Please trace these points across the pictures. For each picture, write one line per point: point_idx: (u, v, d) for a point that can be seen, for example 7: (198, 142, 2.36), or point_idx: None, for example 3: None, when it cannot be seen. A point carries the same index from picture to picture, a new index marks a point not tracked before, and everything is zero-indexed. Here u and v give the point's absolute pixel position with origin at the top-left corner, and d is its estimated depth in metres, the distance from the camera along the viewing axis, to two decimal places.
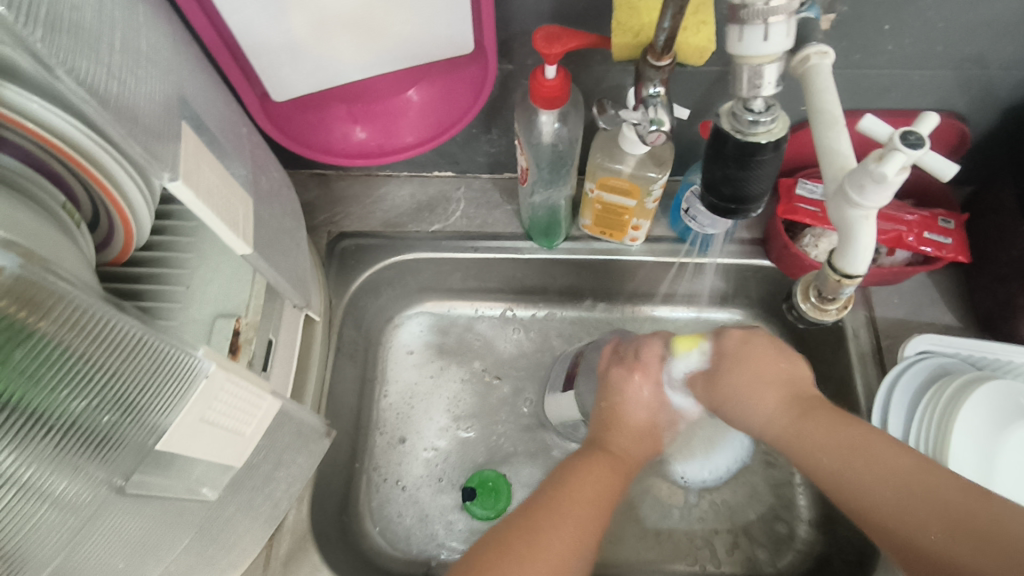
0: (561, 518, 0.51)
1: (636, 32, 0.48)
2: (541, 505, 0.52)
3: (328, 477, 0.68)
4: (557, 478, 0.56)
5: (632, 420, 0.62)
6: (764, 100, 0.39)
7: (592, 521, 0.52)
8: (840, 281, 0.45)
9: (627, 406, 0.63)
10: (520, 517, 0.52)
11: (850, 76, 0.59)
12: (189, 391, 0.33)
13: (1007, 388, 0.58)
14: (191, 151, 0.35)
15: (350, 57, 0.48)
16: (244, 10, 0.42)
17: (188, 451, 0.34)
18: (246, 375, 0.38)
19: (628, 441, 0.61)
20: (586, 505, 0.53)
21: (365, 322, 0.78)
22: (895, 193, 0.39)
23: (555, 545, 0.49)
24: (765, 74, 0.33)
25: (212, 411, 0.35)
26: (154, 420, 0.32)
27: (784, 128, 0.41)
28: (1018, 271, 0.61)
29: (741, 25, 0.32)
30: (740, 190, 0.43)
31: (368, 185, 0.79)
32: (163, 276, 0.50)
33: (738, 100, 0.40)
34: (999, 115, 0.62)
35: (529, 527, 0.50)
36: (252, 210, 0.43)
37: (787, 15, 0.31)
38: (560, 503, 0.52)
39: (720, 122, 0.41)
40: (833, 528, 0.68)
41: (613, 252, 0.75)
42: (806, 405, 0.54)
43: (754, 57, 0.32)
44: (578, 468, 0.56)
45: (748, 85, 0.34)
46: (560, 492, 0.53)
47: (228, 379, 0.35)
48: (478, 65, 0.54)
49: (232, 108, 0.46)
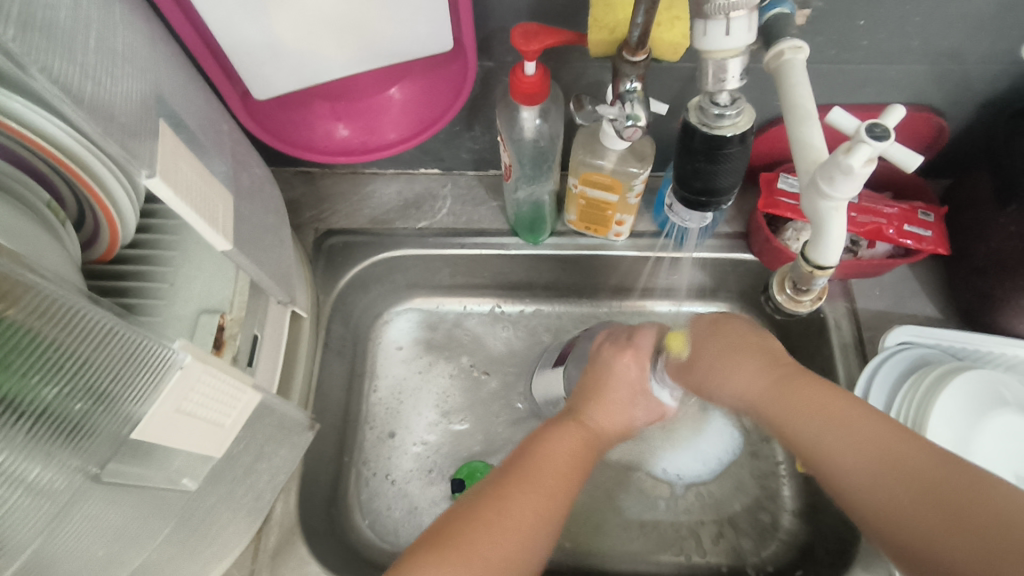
0: (527, 486, 0.52)
1: (611, 28, 0.48)
2: (514, 475, 0.53)
3: (316, 471, 0.69)
4: (529, 447, 0.56)
5: (613, 400, 0.61)
6: (729, 94, 0.40)
7: (559, 490, 0.53)
8: (813, 273, 0.46)
9: (611, 384, 0.61)
10: (481, 494, 0.52)
11: (827, 71, 0.60)
12: (163, 380, 0.33)
13: (986, 376, 0.60)
14: (168, 148, 0.36)
15: (330, 56, 0.49)
16: (223, 9, 0.43)
17: (165, 442, 0.35)
18: (225, 369, 0.38)
19: (605, 415, 0.60)
20: (556, 475, 0.54)
21: (353, 319, 0.79)
22: (864, 184, 0.39)
23: (516, 515, 0.50)
24: (729, 68, 0.34)
25: (189, 403, 0.35)
26: (128, 409, 0.32)
27: (749, 120, 0.42)
28: (995, 263, 0.62)
29: (705, 19, 0.32)
30: (710, 183, 0.45)
31: (354, 182, 0.79)
32: (147, 274, 0.51)
33: (705, 94, 0.40)
34: (976, 108, 0.63)
35: (498, 497, 0.51)
36: (232, 206, 0.43)
37: (748, 10, 0.31)
38: (529, 472, 0.53)
39: (688, 117, 0.42)
40: (816, 518, 0.68)
41: (599, 247, 0.75)
42: (789, 382, 0.53)
43: (717, 51, 0.33)
44: (552, 436, 0.57)
45: (713, 80, 0.35)
46: (531, 462, 0.54)
47: (206, 371, 0.35)
48: (458, 63, 0.55)
49: (213, 106, 0.46)
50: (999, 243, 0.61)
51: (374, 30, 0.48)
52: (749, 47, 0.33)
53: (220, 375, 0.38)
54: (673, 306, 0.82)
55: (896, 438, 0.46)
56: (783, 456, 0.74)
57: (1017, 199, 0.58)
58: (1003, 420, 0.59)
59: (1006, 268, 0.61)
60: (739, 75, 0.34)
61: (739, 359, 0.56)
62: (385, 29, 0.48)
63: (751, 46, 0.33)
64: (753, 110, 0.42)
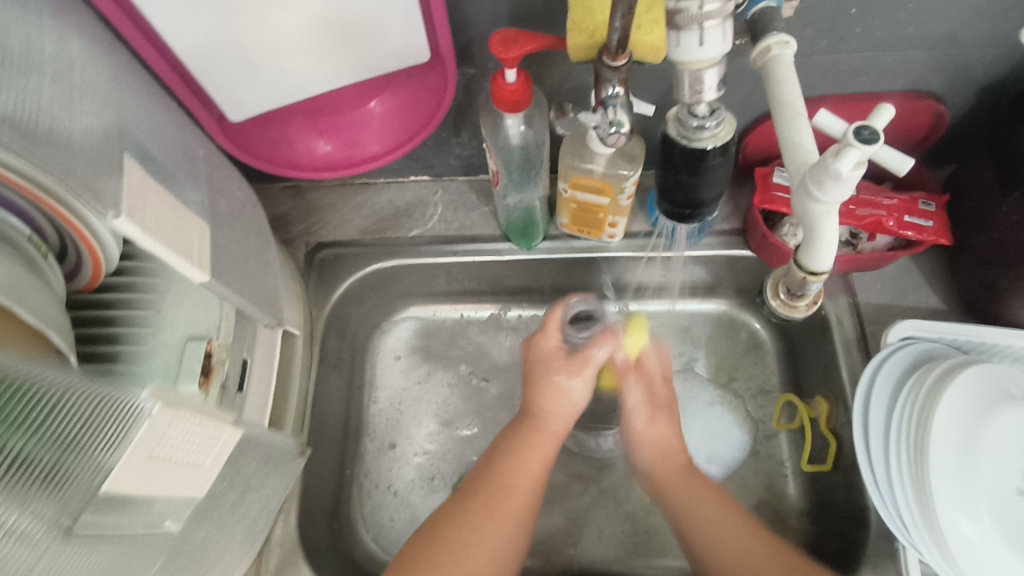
0: (494, 497, 0.56)
1: (591, 32, 0.45)
2: (467, 499, 0.57)
3: (315, 487, 0.69)
4: (484, 469, 0.59)
5: (542, 381, 0.60)
6: (707, 106, 0.38)
7: (520, 509, 0.57)
8: (806, 278, 0.44)
9: (541, 368, 0.61)
10: (452, 507, 0.57)
11: (818, 62, 0.58)
12: (129, 430, 0.32)
13: (992, 371, 0.58)
14: (135, 185, 0.35)
15: (306, 74, 0.48)
16: (190, 36, 0.42)
17: (143, 490, 0.34)
18: (200, 410, 0.37)
19: (546, 400, 0.60)
20: (529, 478, 0.58)
21: (349, 332, 0.78)
22: (855, 188, 0.38)
23: (481, 530, 0.54)
24: (705, 78, 0.32)
25: (163, 448, 0.34)
26: (99, 458, 0.32)
27: (729, 131, 0.40)
28: (999, 253, 0.60)
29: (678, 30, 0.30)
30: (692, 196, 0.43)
31: (344, 193, 0.78)
32: (133, 301, 0.52)
33: (682, 106, 0.38)
34: (976, 94, 0.61)
35: (454, 521, 0.55)
36: (209, 237, 0.42)
37: (722, 18, 0.30)
38: (496, 484, 0.57)
39: (667, 130, 0.40)
40: (824, 516, 0.68)
41: (593, 249, 0.74)
42: (683, 473, 0.63)
43: (692, 62, 0.31)
44: (512, 440, 0.60)
45: (689, 90, 0.33)
46: (488, 484, 0.57)
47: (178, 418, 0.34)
48: (436, 74, 0.53)
49: (187, 131, 0.46)
50: (1004, 233, 0.59)
51: (350, 46, 0.46)
52: (725, 55, 0.31)
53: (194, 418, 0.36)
54: (672, 306, 0.81)
55: (746, 536, 0.57)
56: (788, 454, 0.73)
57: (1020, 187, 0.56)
58: (1009, 415, 0.57)
59: (1011, 258, 0.59)
60: (715, 85, 0.33)
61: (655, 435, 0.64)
62: (359, 46, 0.47)
63: (726, 55, 0.32)
64: (733, 119, 0.41)
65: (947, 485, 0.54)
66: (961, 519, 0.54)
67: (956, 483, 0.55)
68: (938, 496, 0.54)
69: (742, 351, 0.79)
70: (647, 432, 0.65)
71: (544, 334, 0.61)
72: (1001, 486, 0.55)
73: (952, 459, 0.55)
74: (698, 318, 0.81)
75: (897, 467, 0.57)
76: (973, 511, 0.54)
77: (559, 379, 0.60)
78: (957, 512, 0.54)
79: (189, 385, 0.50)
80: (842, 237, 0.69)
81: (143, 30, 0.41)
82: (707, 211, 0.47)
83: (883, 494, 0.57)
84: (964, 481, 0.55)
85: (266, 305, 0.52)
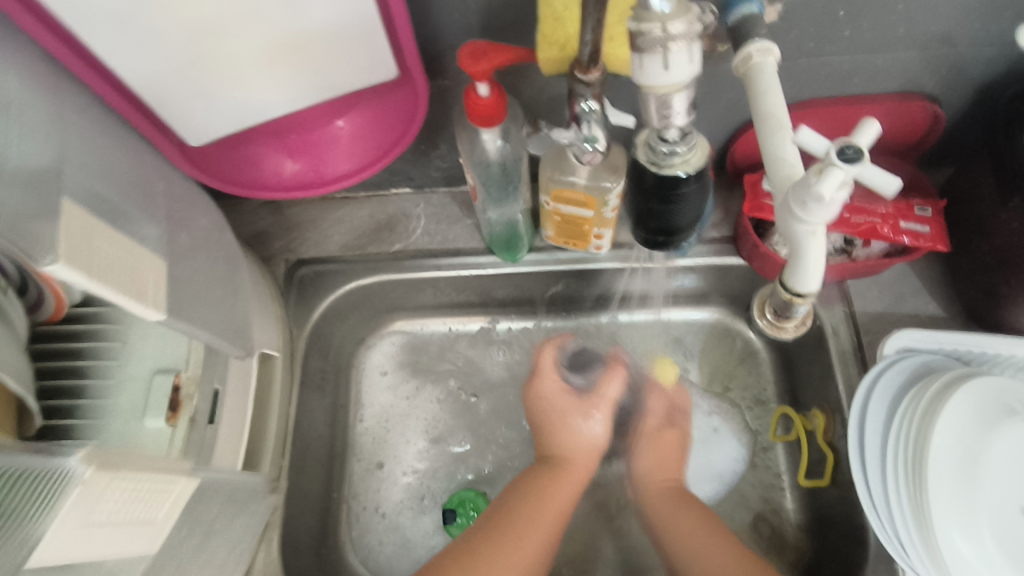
0: (526, 518, 0.58)
1: (561, 45, 0.44)
2: (489, 531, 0.57)
3: (300, 512, 0.67)
4: (506, 504, 0.60)
5: (557, 421, 0.66)
6: (677, 129, 0.35)
7: (541, 541, 0.58)
8: (793, 300, 0.43)
9: (556, 411, 0.66)
10: (466, 538, 0.57)
11: (807, 65, 0.55)
12: (55, 501, 0.29)
13: (994, 384, 0.56)
14: (78, 226, 0.33)
15: (268, 97, 0.46)
16: (139, 61, 0.40)
17: (86, 556, 0.31)
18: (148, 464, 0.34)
19: (566, 439, 0.65)
20: (554, 509, 0.60)
21: (332, 351, 0.76)
22: (841, 207, 0.36)
23: (515, 548, 0.56)
24: (673, 103, 0.31)
25: (102, 513, 0.30)
26: (24, 528, 0.28)
27: (704, 155, 0.37)
28: (1001, 260, 0.57)
29: (641, 53, 0.29)
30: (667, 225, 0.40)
31: (324, 209, 0.75)
32: (100, 332, 0.51)
33: (651, 130, 0.35)
34: (972, 94, 0.59)
35: (471, 551, 0.55)
36: (166, 273, 0.40)
37: (688, 40, 0.28)
38: (521, 516, 0.58)
39: (635, 154, 0.38)
40: (821, 531, 0.66)
41: (581, 261, 0.72)
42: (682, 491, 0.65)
43: (658, 86, 0.30)
44: (538, 480, 0.62)
45: (657, 114, 0.32)
46: (512, 516, 0.58)
47: (118, 480, 0.31)
48: (405, 90, 0.51)
49: (136, 163, 0.44)
50: (1005, 240, 0.56)
51: (312, 65, 0.44)
52: (692, 78, 0.29)
53: (142, 474, 0.33)
54: (661, 316, 0.79)
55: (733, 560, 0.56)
56: (785, 467, 0.71)
57: (1019, 193, 0.54)
58: (1011, 429, 0.55)
59: (1013, 266, 0.56)
60: (685, 110, 0.32)
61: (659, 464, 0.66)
62: (326, 63, 0.44)
63: (695, 79, 0.30)
64: (708, 143, 0.38)
65: (946, 505, 0.52)
66: (963, 540, 0.52)
67: (955, 501, 0.53)
68: (937, 516, 0.52)
69: (737, 360, 0.77)
70: (652, 448, 0.67)
71: (548, 373, 0.68)
72: (1003, 504, 0.53)
73: (951, 477, 0.53)
74: (689, 327, 0.78)
75: (894, 487, 0.54)
76: (974, 530, 0.52)
77: (579, 419, 0.66)
78: (958, 532, 0.52)
79: (156, 419, 0.49)
80: (837, 243, 0.67)
81: (100, 72, 0.40)
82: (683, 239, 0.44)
83: (881, 515, 0.55)
84: (964, 499, 0.53)
85: (234, 335, 0.50)
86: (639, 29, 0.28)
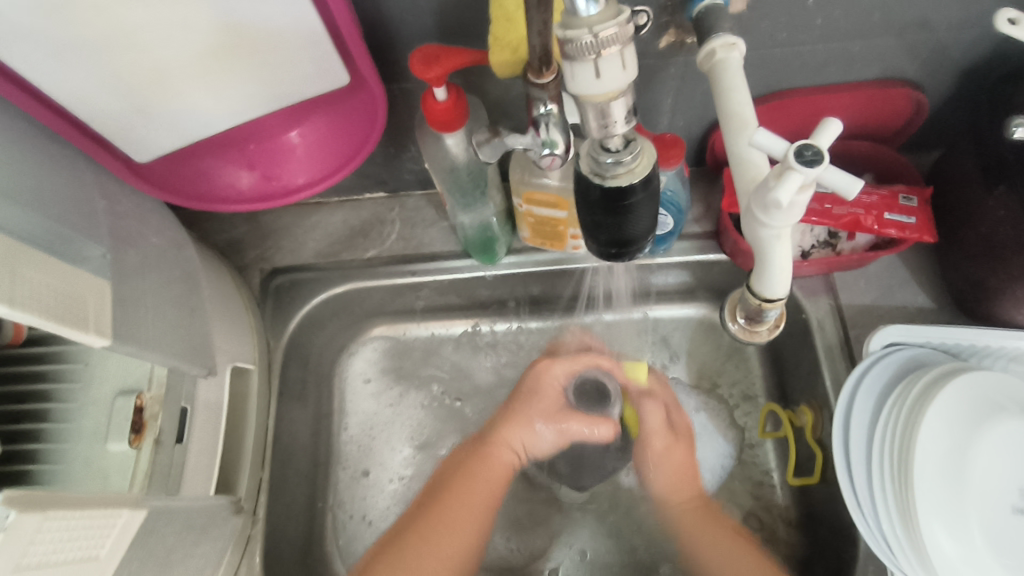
0: (456, 503, 0.61)
1: (513, 48, 0.42)
2: (415, 527, 0.60)
3: (282, 525, 0.65)
4: (437, 499, 0.62)
5: (524, 415, 0.65)
6: (620, 138, 0.35)
7: (460, 543, 0.59)
8: (762, 306, 0.43)
9: (524, 406, 0.66)
10: (397, 535, 0.60)
11: (781, 55, 0.53)
12: None
13: (984, 380, 0.54)
14: (1, 260, 0.32)
15: (212, 109, 0.44)
16: (71, 82, 0.39)
17: None
18: (84, 500, 0.34)
19: (513, 433, 0.66)
20: (480, 505, 0.62)
21: (313, 360, 0.73)
22: (802, 210, 0.36)
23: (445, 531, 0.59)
24: (613, 110, 0.32)
25: (34, 555, 0.31)
26: None
27: (650, 162, 0.36)
28: (986, 250, 0.55)
29: (573, 61, 0.30)
30: (619, 235, 0.39)
31: (298, 215, 0.73)
32: (64, 353, 0.51)
33: (592, 139, 0.35)
34: (956, 79, 0.56)
35: (396, 550, 0.58)
36: (109, 296, 0.39)
37: (621, 47, 0.30)
38: (444, 517, 0.60)
39: (579, 166, 0.37)
40: (812, 529, 0.64)
41: (561, 261, 0.70)
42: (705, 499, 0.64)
43: (594, 95, 0.31)
44: (465, 477, 0.64)
45: (597, 124, 0.33)
46: (437, 514, 0.60)
47: (46, 520, 0.31)
48: (361, 96, 0.50)
49: (75, 188, 0.44)
50: (990, 230, 0.54)
51: (255, 74, 0.43)
52: (628, 84, 0.31)
53: (76, 511, 0.33)
54: (639, 313, 0.76)
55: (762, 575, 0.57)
56: (774, 464, 0.70)
57: (1007, 178, 0.51)
58: (1002, 426, 0.53)
59: (998, 257, 0.54)
60: (624, 117, 0.33)
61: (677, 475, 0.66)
62: (277, 62, 0.43)
63: (631, 85, 0.32)
64: (655, 148, 0.37)
65: (933, 502, 0.51)
66: (947, 536, 0.51)
67: (942, 497, 0.51)
68: (923, 513, 0.50)
69: (724, 355, 0.74)
70: (664, 462, 0.66)
71: (537, 385, 0.66)
72: (991, 502, 0.52)
73: (937, 473, 0.52)
74: (676, 324, 0.75)
75: (878, 485, 0.53)
76: (960, 528, 0.51)
77: (535, 421, 0.65)
78: (942, 528, 0.51)
79: (119, 442, 0.47)
80: (820, 237, 0.65)
81: (28, 88, 0.39)
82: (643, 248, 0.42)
83: (866, 515, 0.53)
84: (951, 496, 0.51)
85: (194, 353, 0.49)
86: (569, 37, 0.29)
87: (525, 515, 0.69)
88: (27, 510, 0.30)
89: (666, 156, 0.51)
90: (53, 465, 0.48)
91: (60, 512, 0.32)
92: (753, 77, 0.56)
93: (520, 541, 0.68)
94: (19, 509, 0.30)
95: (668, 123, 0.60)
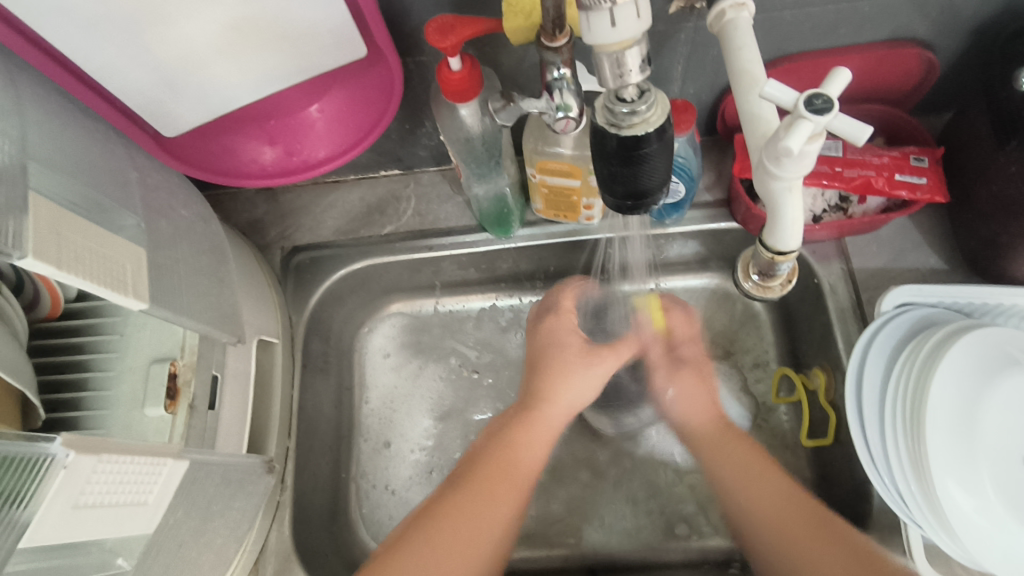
0: (501, 466, 0.56)
1: (528, 13, 0.43)
2: (444, 502, 0.54)
3: (309, 493, 0.66)
4: (483, 461, 0.57)
5: (558, 366, 0.61)
6: (634, 88, 0.36)
7: (508, 508, 0.55)
8: (774, 258, 0.45)
9: (555, 351, 0.62)
10: (427, 510, 0.54)
11: (790, 17, 0.54)
12: (39, 486, 0.32)
13: (995, 336, 0.54)
14: (46, 225, 0.34)
15: (233, 82, 0.46)
16: (102, 56, 0.40)
17: (74, 536, 0.34)
18: (129, 448, 0.36)
19: (550, 382, 0.60)
20: (527, 465, 0.57)
21: (333, 335, 0.75)
22: (813, 159, 0.37)
23: (496, 502, 0.54)
24: (626, 59, 0.33)
25: (89, 495, 0.33)
26: (12, 515, 0.31)
27: (663, 113, 0.38)
28: (998, 208, 0.55)
29: (588, 12, 0.31)
30: (635, 187, 0.40)
31: (316, 193, 0.75)
32: (99, 325, 0.53)
33: (608, 91, 0.37)
34: (966, 38, 0.56)
35: (432, 518, 0.53)
36: (145, 264, 0.41)
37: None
38: (483, 488, 0.55)
39: (595, 118, 0.38)
40: (828, 489, 0.65)
41: (574, 233, 0.71)
42: (730, 431, 0.60)
43: (608, 45, 0.32)
44: (501, 438, 0.58)
45: (613, 74, 0.34)
46: (477, 486, 0.55)
47: (101, 462, 0.34)
48: (380, 68, 0.52)
49: (109, 160, 0.46)
50: (1003, 186, 0.54)
51: (275, 45, 0.44)
52: (642, 33, 0.32)
53: (123, 458, 0.35)
54: (653, 284, 0.77)
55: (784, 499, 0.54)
56: (789, 428, 0.70)
57: (1017, 135, 0.52)
58: (1012, 379, 0.54)
59: (1011, 214, 0.54)
60: (639, 66, 0.34)
61: (703, 407, 0.63)
62: (298, 34, 0.44)
63: (645, 34, 0.33)
64: (667, 99, 0.38)
65: (945, 455, 0.52)
66: (960, 491, 0.51)
67: (954, 451, 0.52)
68: (936, 466, 0.51)
69: (738, 324, 0.75)
70: (680, 398, 0.65)
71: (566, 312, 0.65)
72: (1003, 455, 0.53)
73: (948, 427, 0.52)
74: (690, 294, 0.77)
75: (892, 439, 0.54)
76: (971, 480, 0.52)
77: (574, 365, 0.61)
78: (955, 482, 0.52)
79: (155, 408, 0.49)
80: (832, 201, 0.65)
81: (66, 66, 0.41)
82: (658, 203, 0.43)
83: (880, 470, 0.54)
84: (962, 449, 0.52)
85: (223, 321, 0.51)
86: None
87: (545, 478, 0.71)
88: (83, 451, 0.33)
89: (678, 121, 0.52)
90: (93, 430, 0.50)
91: (111, 456, 0.34)
92: (763, 40, 0.56)
93: (538, 506, 0.70)
94: (76, 449, 0.32)
95: (679, 90, 0.61)
